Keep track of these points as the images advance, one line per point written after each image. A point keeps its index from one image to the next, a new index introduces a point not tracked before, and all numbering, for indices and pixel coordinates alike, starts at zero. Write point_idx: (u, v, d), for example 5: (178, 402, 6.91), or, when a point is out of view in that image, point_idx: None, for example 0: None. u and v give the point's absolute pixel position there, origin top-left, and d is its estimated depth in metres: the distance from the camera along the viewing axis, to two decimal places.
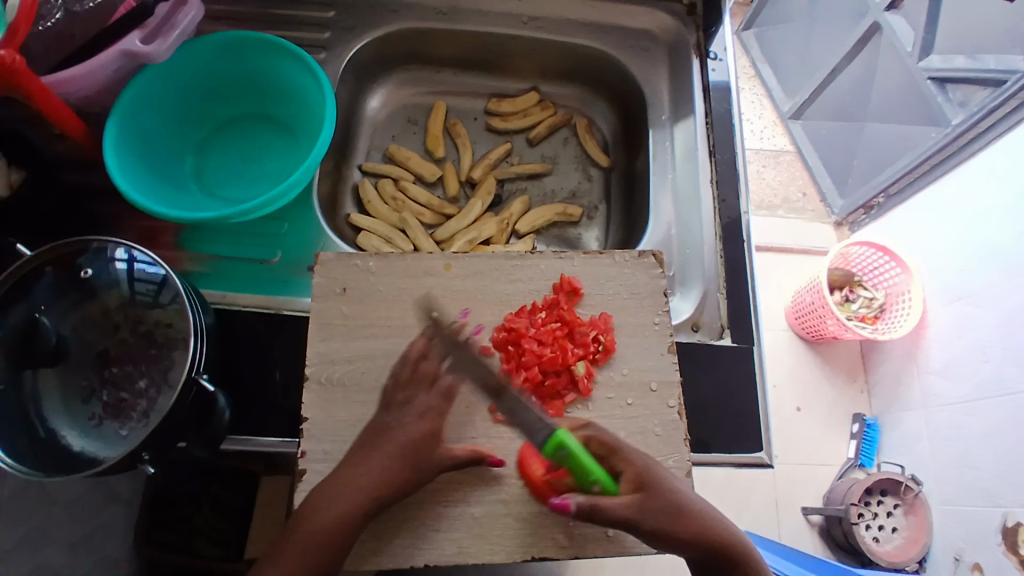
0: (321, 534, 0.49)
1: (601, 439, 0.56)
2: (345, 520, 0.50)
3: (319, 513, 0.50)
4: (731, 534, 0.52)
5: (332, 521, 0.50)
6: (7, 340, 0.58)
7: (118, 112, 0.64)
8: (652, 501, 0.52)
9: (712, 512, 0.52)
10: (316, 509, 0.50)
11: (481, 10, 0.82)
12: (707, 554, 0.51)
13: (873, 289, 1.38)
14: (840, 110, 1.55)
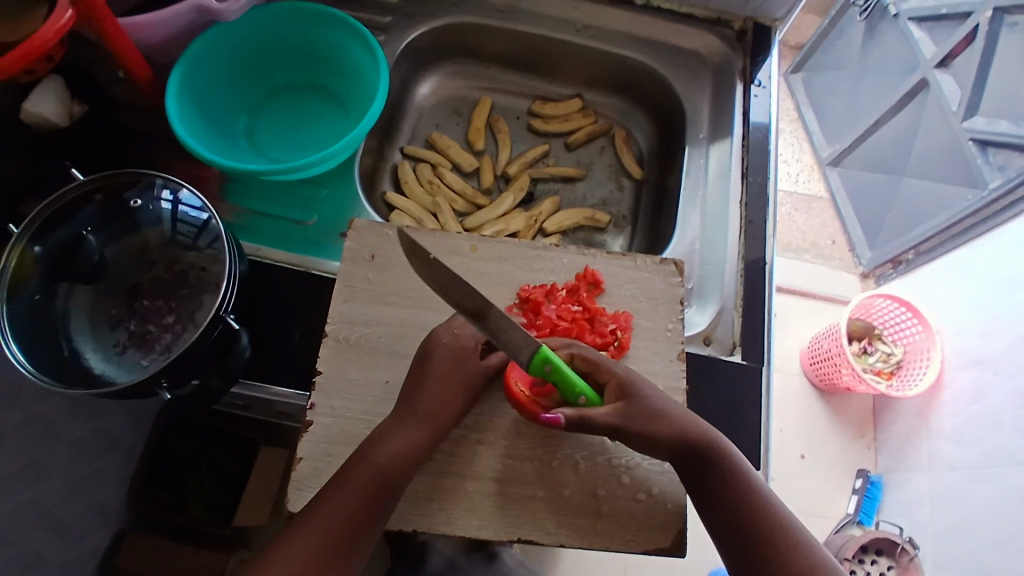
0: (384, 462, 0.52)
1: (583, 355, 0.57)
2: (411, 449, 0.54)
3: (388, 445, 0.53)
4: (714, 443, 0.54)
5: (399, 454, 0.53)
6: (50, 255, 0.61)
7: (185, 62, 0.67)
8: (636, 407, 0.54)
9: (691, 418, 0.55)
10: (378, 443, 0.53)
11: (537, 13, 0.86)
12: (680, 452, 0.54)
13: (892, 344, 1.36)
14: (879, 162, 1.55)
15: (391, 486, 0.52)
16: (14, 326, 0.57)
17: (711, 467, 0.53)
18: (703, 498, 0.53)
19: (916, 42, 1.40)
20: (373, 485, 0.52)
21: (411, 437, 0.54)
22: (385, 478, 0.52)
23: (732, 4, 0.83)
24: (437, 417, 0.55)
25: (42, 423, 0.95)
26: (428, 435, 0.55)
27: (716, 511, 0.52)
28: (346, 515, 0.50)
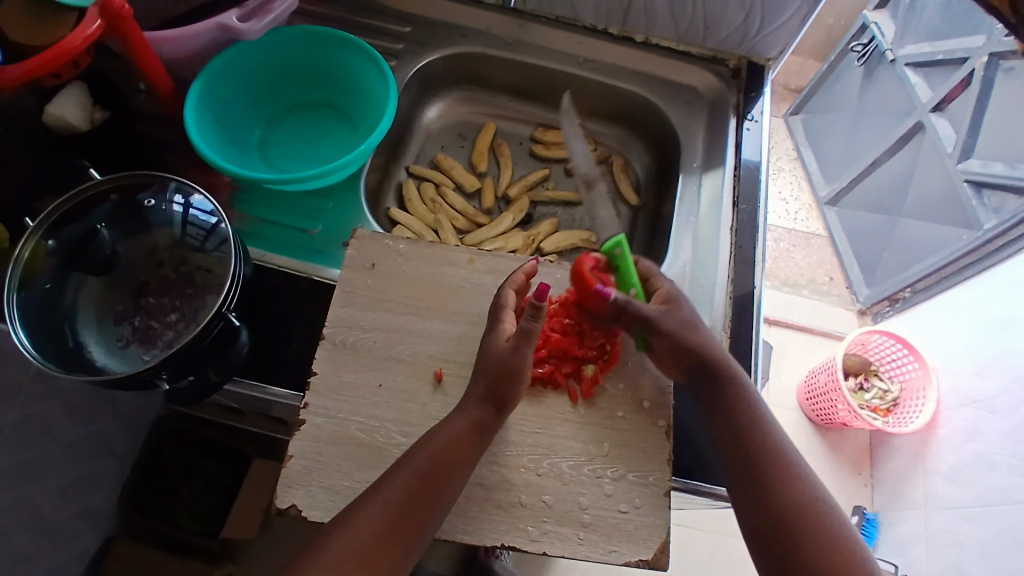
0: (436, 454, 0.54)
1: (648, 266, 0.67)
2: (460, 439, 0.55)
3: (440, 433, 0.55)
4: (733, 375, 0.61)
5: (446, 445, 0.54)
6: (62, 249, 0.63)
7: (205, 77, 0.72)
8: (677, 313, 0.62)
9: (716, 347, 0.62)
10: (434, 432, 0.55)
11: (543, 46, 0.90)
12: (701, 366, 0.61)
13: (889, 380, 1.37)
14: (876, 202, 1.57)
15: (447, 469, 0.54)
16: (22, 311, 0.59)
17: (722, 383, 0.60)
18: (708, 410, 0.60)
19: (914, 86, 1.44)
20: (423, 474, 0.53)
21: (458, 429, 0.55)
22: (438, 467, 0.53)
23: (729, 42, 0.87)
24: (506, 404, 0.58)
25: (39, 421, 0.97)
26: (492, 417, 0.57)
27: (744, 436, 0.58)
28: (400, 501, 0.52)
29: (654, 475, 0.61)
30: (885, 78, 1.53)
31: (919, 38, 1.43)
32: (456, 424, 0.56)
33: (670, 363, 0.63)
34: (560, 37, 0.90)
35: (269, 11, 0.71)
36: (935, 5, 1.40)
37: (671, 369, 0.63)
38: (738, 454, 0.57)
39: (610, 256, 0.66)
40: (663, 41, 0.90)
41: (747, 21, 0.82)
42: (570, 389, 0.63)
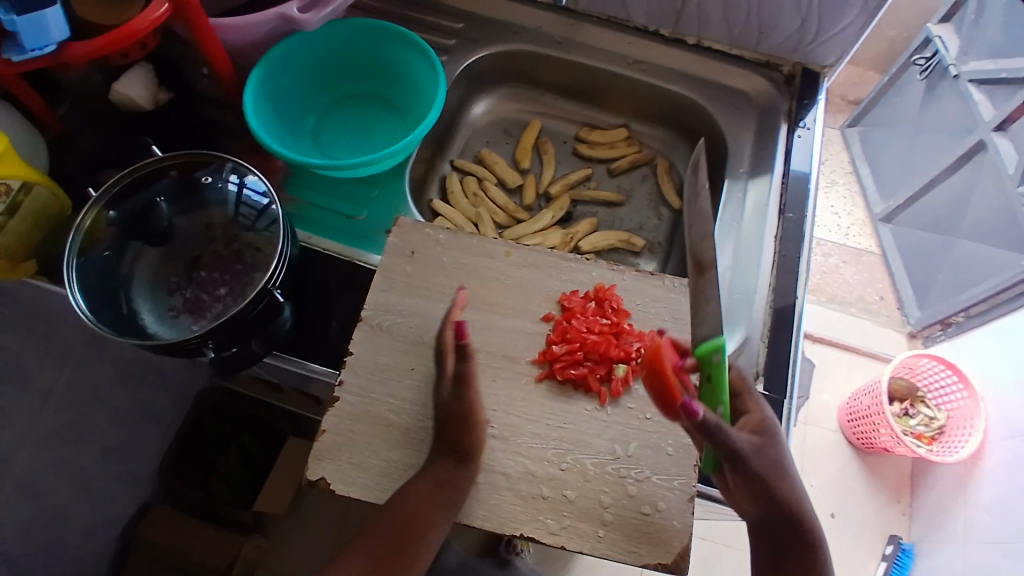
0: (409, 506, 0.55)
1: (735, 378, 0.58)
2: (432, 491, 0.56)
3: (410, 488, 0.56)
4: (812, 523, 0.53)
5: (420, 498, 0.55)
6: (123, 217, 0.67)
7: (265, 65, 0.75)
8: (770, 449, 0.54)
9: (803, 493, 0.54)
10: (411, 483, 0.56)
11: (592, 46, 0.90)
12: (781, 515, 0.53)
13: (936, 408, 1.33)
14: (933, 222, 1.51)
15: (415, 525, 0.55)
16: (82, 276, 0.63)
17: (801, 540, 0.52)
18: (771, 559, 0.53)
19: (976, 104, 1.37)
20: (394, 532, 0.55)
21: (438, 477, 0.56)
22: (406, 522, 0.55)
23: (784, 46, 0.85)
24: (469, 454, 0.58)
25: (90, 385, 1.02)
26: (461, 471, 0.57)
27: (790, 561, 0.52)
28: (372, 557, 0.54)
29: (678, 479, 0.60)
30: (947, 94, 1.46)
31: (982, 53, 1.36)
32: (428, 475, 0.56)
33: (746, 500, 0.54)
34: (610, 37, 0.90)
35: (329, 3, 0.73)
36: (1000, 23, 1.32)
37: (740, 505, 0.55)
38: None
39: (707, 364, 0.53)
40: (716, 44, 0.88)
41: (804, 25, 0.81)
42: (600, 392, 0.63)
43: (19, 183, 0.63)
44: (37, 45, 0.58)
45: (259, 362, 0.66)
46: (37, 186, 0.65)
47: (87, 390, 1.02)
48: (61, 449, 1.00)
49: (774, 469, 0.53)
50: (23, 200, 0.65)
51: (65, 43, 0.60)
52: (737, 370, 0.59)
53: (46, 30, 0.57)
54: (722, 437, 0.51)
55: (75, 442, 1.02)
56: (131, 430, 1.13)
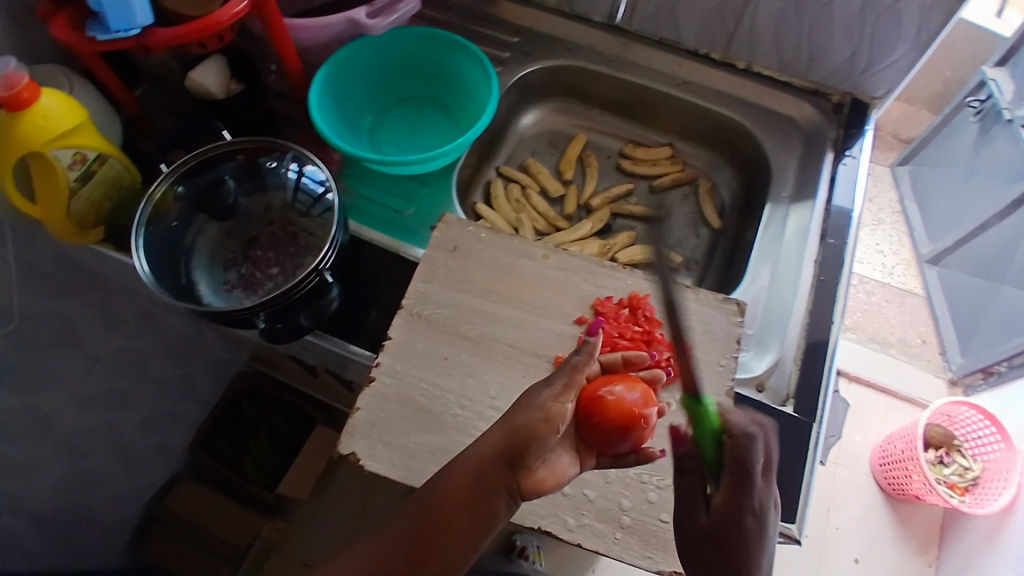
0: (438, 494, 0.50)
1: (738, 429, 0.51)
2: (466, 481, 0.50)
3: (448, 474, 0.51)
4: None
5: (453, 486, 0.50)
6: (189, 194, 0.71)
7: (331, 65, 0.80)
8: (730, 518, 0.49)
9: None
10: (449, 468, 0.52)
11: (643, 66, 0.93)
12: None
13: (971, 458, 1.29)
14: (982, 267, 1.46)
15: (446, 515, 0.50)
16: (148, 244, 0.67)
17: None
18: None
19: None
20: (421, 517, 0.51)
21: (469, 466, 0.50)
22: (433, 509, 0.50)
23: (833, 76, 0.86)
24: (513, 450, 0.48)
25: (134, 356, 1.08)
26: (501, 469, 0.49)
27: None
28: (397, 545, 0.51)
29: None
30: (999, 139, 1.42)
31: None
32: (460, 465, 0.50)
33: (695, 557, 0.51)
34: (662, 58, 0.92)
35: (395, 10, 0.79)
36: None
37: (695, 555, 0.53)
38: None
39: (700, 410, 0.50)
40: (764, 70, 0.90)
41: (854, 55, 0.82)
42: None
43: (94, 153, 0.67)
44: (121, 26, 0.63)
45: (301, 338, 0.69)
46: (110, 158, 0.69)
47: (133, 363, 1.08)
48: (100, 415, 1.05)
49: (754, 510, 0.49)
50: (96, 169, 0.68)
51: (150, 29, 0.65)
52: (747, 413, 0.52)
53: (131, 13, 0.63)
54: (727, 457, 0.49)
55: (112, 410, 1.07)
56: (172, 404, 1.22)
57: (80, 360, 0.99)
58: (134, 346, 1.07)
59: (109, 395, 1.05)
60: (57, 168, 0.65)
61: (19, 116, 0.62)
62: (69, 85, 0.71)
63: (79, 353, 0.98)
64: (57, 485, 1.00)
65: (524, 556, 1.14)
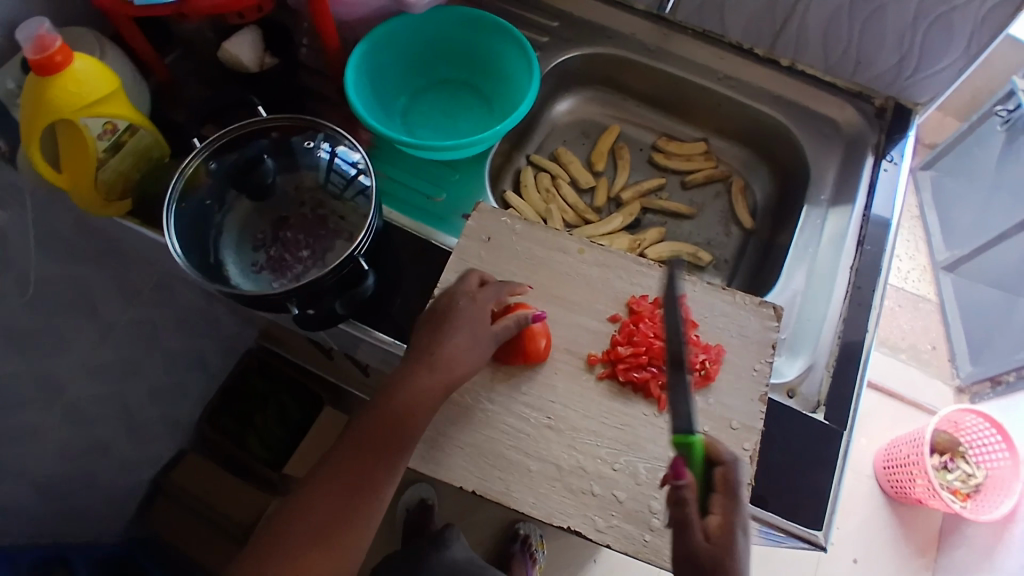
0: (386, 415, 0.58)
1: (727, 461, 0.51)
2: (418, 405, 0.58)
3: (392, 402, 0.58)
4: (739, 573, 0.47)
5: (407, 409, 0.58)
6: (220, 172, 0.70)
7: (367, 42, 0.78)
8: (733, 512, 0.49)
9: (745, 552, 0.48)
10: (391, 397, 0.58)
11: (684, 57, 0.90)
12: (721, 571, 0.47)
13: (975, 465, 1.26)
14: (997, 281, 1.45)
15: (400, 434, 0.58)
16: (179, 221, 0.66)
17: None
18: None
19: None
20: (377, 436, 0.58)
21: (418, 394, 0.58)
22: (388, 432, 0.58)
23: (879, 80, 0.84)
24: (445, 375, 0.58)
25: (149, 327, 1.07)
26: (435, 392, 0.58)
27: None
28: (359, 464, 0.58)
29: None
30: None
31: None
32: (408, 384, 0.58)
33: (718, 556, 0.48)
34: (704, 50, 0.90)
35: None
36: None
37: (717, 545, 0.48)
38: None
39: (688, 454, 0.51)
40: (809, 70, 0.88)
41: (903, 61, 0.80)
42: (660, 399, 0.63)
43: (125, 123, 0.65)
44: None
45: (337, 327, 0.69)
46: (140, 129, 0.67)
47: (146, 333, 1.07)
48: (114, 383, 1.04)
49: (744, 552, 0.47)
50: (126, 139, 0.66)
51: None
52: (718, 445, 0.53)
53: None
54: (686, 512, 0.48)
55: (126, 379, 1.06)
56: (183, 376, 1.21)
57: (94, 329, 0.97)
58: (150, 316, 1.06)
59: (122, 364, 1.04)
60: (87, 137, 0.63)
61: (51, 81, 0.59)
62: (100, 49, 0.69)
63: (95, 324, 0.96)
64: (63, 452, 0.98)
65: (527, 544, 1.15)
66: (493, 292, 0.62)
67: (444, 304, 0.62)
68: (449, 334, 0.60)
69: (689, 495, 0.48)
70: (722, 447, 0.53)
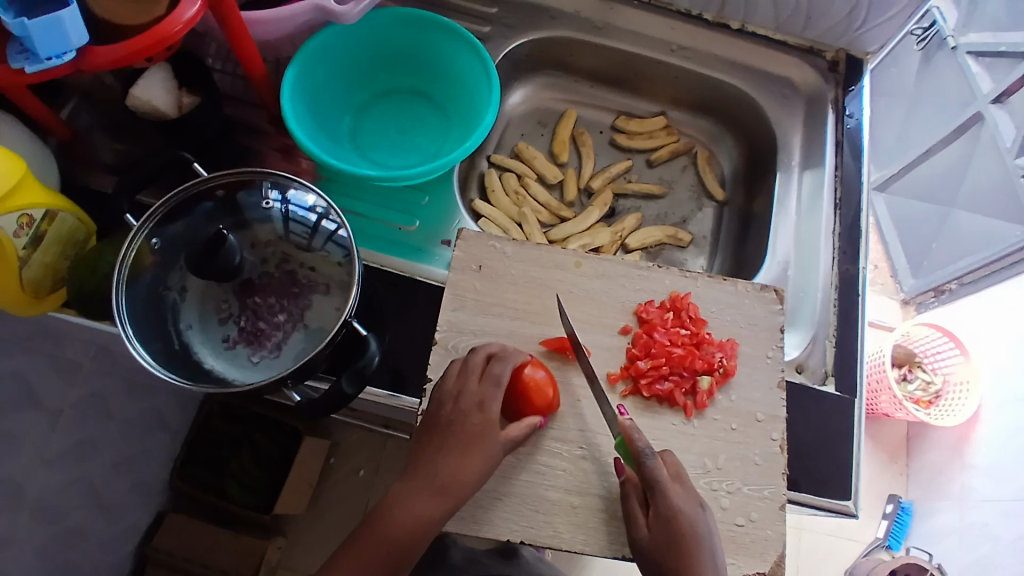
0: (400, 534, 0.52)
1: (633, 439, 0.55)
2: (430, 518, 0.53)
3: (399, 516, 0.53)
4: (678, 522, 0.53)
5: (419, 521, 0.53)
6: (165, 247, 0.62)
7: (297, 64, 0.69)
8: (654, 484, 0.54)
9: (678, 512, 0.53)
10: (401, 507, 0.53)
11: (631, 31, 0.86)
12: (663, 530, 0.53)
13: (932, 372, 1.31)
14: (926, 192, 1.41)
15: (408, 549, 0.53)
16: (131, 310, 0.59)
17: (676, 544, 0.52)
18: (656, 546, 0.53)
19: (974, 77, 1.26)
20: (384, 555, 0.52)
21: (426, 510, 0.53)
22: (400, 547, 0.52)
23: (830, 33, 0.84)
24: (457, 486, 0.54)
25: (98, 401, 0.94)
26: (443, 508, 0.53)
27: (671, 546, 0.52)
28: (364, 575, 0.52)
29: (768, 488, 0.61)
30: (942, 68, 1.35)
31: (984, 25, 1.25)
32: (425, 500, 0.53)
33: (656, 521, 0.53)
34: (652, 21, 0.86)
35: None
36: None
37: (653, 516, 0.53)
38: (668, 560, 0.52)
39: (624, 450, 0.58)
40: (760, 30, 0.86)
41: (854, 12, 0.79)
42: (686, 406, 0.62)
43: (41, 212, 0.57)
44: (53, 53, 0.52)
45: (357, 395, 0.64)
46: (60, 212, 0.60)
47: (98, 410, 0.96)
48: (74, 470, 0.91)
49: (664, 480, 0.54)
50: (46, 228, 0.59)
51: (85, 49, 0.54)
52: (630, 425, 0.55)
53: (64, 36, 0.51)
54: (630, 505, 0.55)
55: (87, 460, 0.94)
56: None
57: (41, 419, 0.85)
58: (98, 388, 0.94)
59: (80, 447, 0.92)
60: (2, 239, 0.55)
61: None
62: None
63: (39, 412, 0.84)
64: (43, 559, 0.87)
65: None
66: (496, 383, 0.56)
67: (440, 410, 0.56)
68: (459, 453, 0.54)
69: (633, 491, 0.56)
70: (638, 436, 0.55)
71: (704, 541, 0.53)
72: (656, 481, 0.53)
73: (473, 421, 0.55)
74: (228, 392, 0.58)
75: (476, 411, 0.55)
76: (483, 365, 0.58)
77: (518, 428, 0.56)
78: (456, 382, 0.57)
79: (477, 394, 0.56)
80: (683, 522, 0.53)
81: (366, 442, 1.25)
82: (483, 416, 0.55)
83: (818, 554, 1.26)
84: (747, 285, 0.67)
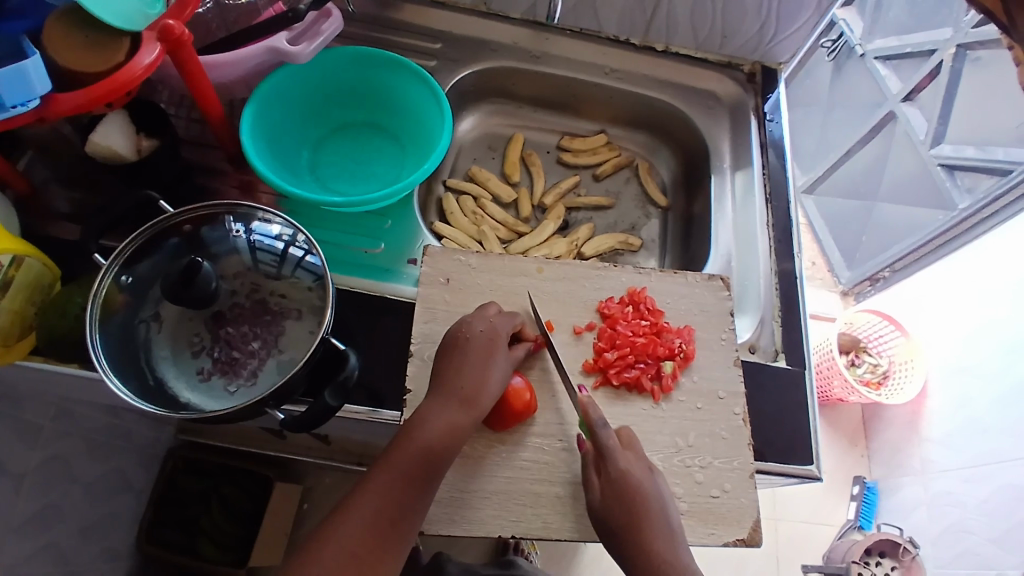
0: (429, 446, 0.54)
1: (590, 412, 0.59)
2: (453, 430, 0.55)
3: (427, 426, 0.55)
4: (629, 481, 0.56)
5: (444, 434, 0.55)
6: (134, 286, 0.63)
7: (254, 104, 0.72)
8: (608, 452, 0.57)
9: (623, 471, 0.56)
10: (424, 423, 0.55)
11: (567, 58, 0.93)
12: (614, 493, 0.55)
13: (878, 355, 1.39)
14: (852, 190, 1.53)
15: (439, 459, 0.54)
16: (105, 349, 0.59)
17: (627, 503, 0.55)
18: (611, 513, 0.55)
19: (882, 79, 1.39)
20: (417, 465, 0.53)
21: (454, 418, 0.55)
22: (430, 458, 0.54)
23: (745, 48, 0.93)
24: (475, 400, 0.56)
25: (62, 463, 0.89)
26: (470, 417, 0.56)
27: (625, 509, 0.54)
28: (395, 491, 0.52)
29: (738, 459, 0.65)
30: (854, 75, 1.48)
31: (886, 31, 1.38)
32: (449, 412, 0.55)
33: (604, 486, 0.56)
34: (584, 48, 0.93)
35: (318, 32, 0.71)
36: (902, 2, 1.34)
37: (603, 484, 0.56)
38: (618, 519, 0.54)
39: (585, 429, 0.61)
40: (682, 49, 0.95)
41: (763, 29, 0.88)
42: (653, 391, 0.66)
43: (8, 257, 0.59)
44: (19, 101, 0.53)
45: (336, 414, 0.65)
46: (27, 258, 0.61)
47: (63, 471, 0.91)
48: (40, 536, 0.86)
49: (614, 448, 0.57)
50: (14, 274, 0.60)
51: (48, 97, 0.56)
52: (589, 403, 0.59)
53: (28, 85, 0.53)
54: (586, 475, 0.58)
55: (51, 526, 0.89)
56: None
57: (7, 484, 0.80)
58: (60, 449, 0.89)
59: (45, 510, 0.87)
60: None
61: None
62: None
63: (4, 478, 0.79)
64: None
65: (521, 552, 1.06)
66: (509, 318, 0.62)
67: (459, 333, 0.60)
68: (479, 366, 0.58)
69: (590, 461, 0.59)
70: (593, 409, 0.59)
71: (652, 501, 0.55)
72: (607, 449, 0.57)
73: (489, 343, 0.60)
74: (206, 420, 0.58)
75: (492, 334, 0.60)
76: (496, 310, 0.63)
77: (520, 349, 0.63)
78: (472, 316, 0.62)
79: (488, 322, 0.61)
80: (633, 481, 0.56)
81: (340, 482, 1.23)
82: (495, 338, 0.60)
83: (797, 542, 1.31)
84: (695, 274, 0.73)
